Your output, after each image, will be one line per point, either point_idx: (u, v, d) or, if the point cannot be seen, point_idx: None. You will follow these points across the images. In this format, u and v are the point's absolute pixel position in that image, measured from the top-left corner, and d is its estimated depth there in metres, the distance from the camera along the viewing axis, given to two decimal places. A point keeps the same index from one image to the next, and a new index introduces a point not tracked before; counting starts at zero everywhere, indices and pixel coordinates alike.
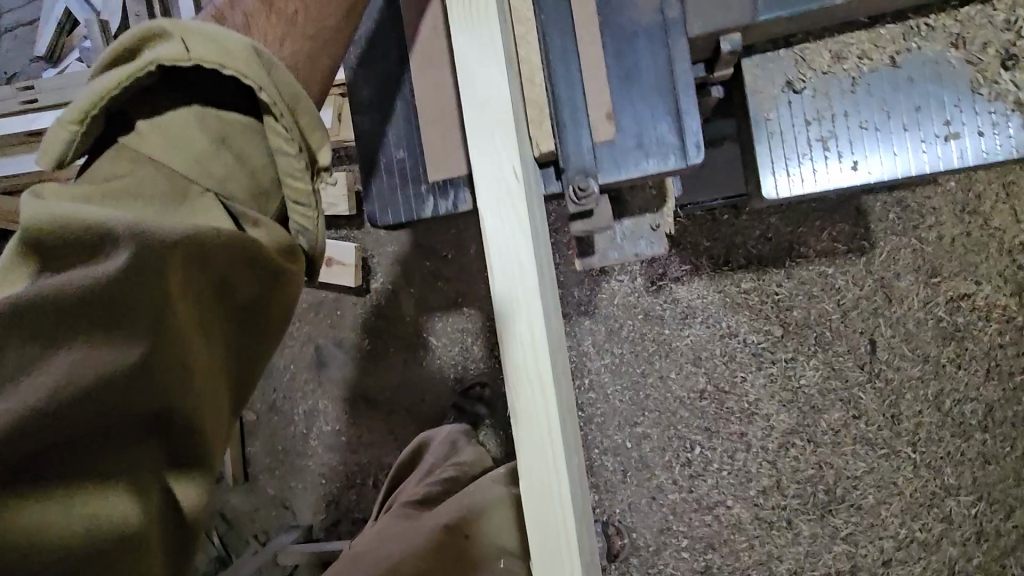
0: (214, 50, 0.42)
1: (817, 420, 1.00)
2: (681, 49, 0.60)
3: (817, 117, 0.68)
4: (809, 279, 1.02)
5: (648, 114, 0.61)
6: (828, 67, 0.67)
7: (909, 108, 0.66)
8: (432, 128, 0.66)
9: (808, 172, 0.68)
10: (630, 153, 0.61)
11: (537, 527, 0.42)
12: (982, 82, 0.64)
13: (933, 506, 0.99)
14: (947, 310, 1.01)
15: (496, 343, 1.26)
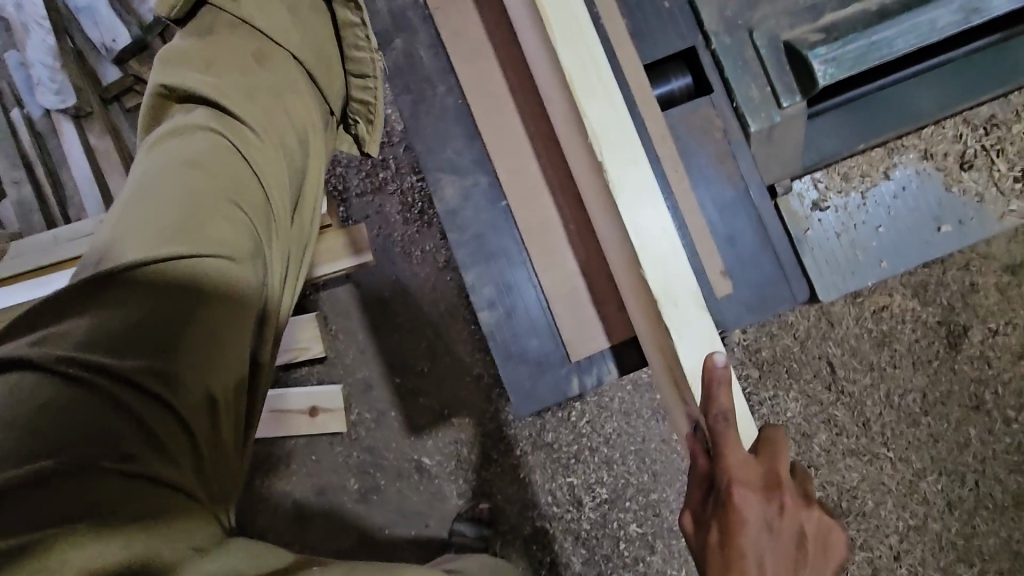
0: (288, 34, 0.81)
1: (809, 445, 1.13)
2: (765, 205, 0.86)
3: (843, 229, 0.89)
4: (768, 322, 1.15)
5: (757, 270, 0.86)
6: (841, 187, 0.90)
7: (908, 212, 0.91)
8: (566, 316, 0.87)
9: (848, 273, 0.88)
10: (747, 297, 0.85)
11: (660, 285, 0.60)
12: (952, 182, 0.91)
13: (913, 492, 1.14)
14: (873, 320, 1.18)
15: (493, 447, 1.23)
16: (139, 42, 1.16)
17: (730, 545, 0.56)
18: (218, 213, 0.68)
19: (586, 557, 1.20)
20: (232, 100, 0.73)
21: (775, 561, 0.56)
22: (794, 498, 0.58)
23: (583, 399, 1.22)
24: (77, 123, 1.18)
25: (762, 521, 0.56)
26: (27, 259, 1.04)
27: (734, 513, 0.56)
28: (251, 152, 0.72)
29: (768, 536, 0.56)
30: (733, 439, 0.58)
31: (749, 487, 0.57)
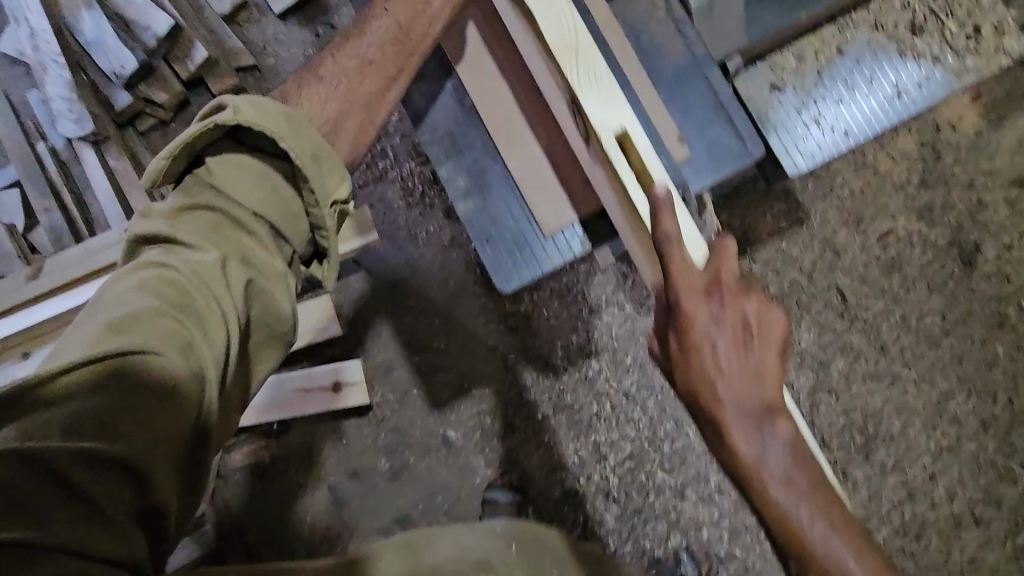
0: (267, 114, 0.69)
1: (828, 372, 1.13)
2: (711, 69, 0.89)
3: (803, 105, 0.97)
4: (772, 257, 1.16)
5: (707, 133, 0.86)
6: (797, 66, 0.97)
7: (865, 81, 0.97)
8: (543, 205, 0.92)
9: (815, 146, 0.96)
10: (706, 162, 0.86)
11: (560, 44, 0.75)
12: (904, 49, 0.97)
13: (942, 413, 1.12)
14: (881, 246, 1.18)
15: (515, 413, 1.26)
16: (146, 65, 1.25)
17: (685, 339, 0.66)
18: (156, 330, 0.54)
19: (618, 512, 1.20)
20: (199, 244, 0.63)
21: (717, 325, 0.65)
22: (733, 287, 0.66)
23: (598, 356, 1.25)
24: (97, 148, 1.26)
25: (708, 313, 0.65)
26: (64, 271, 1.12)
27: (685, 317, 0.66)
28: (203, 310, 0.57)
29: (715, 319, 0.65)
30: (679, 263, 0.66)
31: (693, 288, 0.65)
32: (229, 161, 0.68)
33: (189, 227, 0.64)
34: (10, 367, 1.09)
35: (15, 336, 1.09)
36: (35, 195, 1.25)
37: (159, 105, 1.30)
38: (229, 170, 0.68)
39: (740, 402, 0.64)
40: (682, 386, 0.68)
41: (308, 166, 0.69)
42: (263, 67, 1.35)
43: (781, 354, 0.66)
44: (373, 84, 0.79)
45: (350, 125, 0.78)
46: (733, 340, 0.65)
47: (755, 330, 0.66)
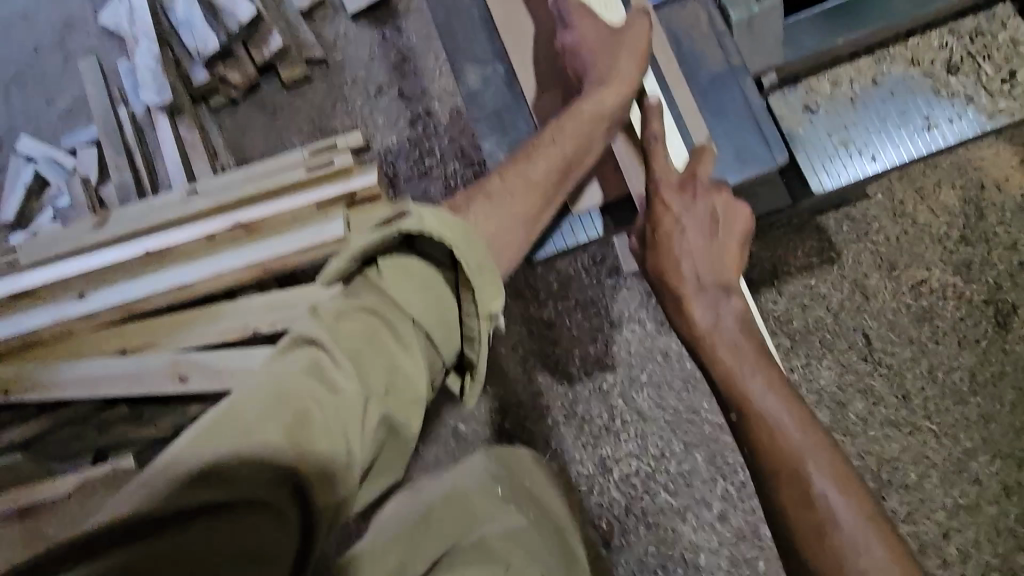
0: (446, 228, 0.67)
1: (845, 413, 1.11)
2: (749, 85, 0.90)
3: (835, 129, 0.91)
4: (799, 291, 1.16)
5: (735, 135, 0.89)
6: (832, 93, 0.92)
7: (897, 113, 0.91)
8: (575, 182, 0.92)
9: (844, 169, 0.90)
10: (733, 162, 0.88)
11: None
12: (942, 88, 0.91)
13: (962, 471, 1.09)
14: (913, 295, 1.17)
15: (526, 414, 1.27)
16: (226, 48, 1.36)
17: (661, 229, 0.83)
18: (297, 430, 0.52)
19: (620, 527, 1.20)
20: (344, 364, 0.58)
21: (685, 215, 0.82)
22: (706, 186, 0.83)
23: (614, 370, 1.26)
24: (171, 117, 1.36)
25: (682, 207, 0.82)
26: (128, 224, 1.21)
27: (663, 208, 0.82)
28: (348, 421, 0.55)
29: (685, 210, 0.82)
30: (661, 162, 0.83)
31: (671, 185, 0.82)
32: (398, 267, 0.66)
33: (348, 334, 0.60)
34: (65, 306, 1.16)
35: (75, 276, 1.17)
36: (110, 152, 1.34)
37: (232, 85, 1.40)
38: (401, 278, 0.66)
39: (698, 281, 0.82)
40: (652, 260, 0.85)
41: (472, 275, 0.67)
42: (330, 61, 1.44)
43: (739, 244, 0.84)
44: (523, 230, 0.80)
45: (510, 241, 0.78)
46: (699, 229, 0.83)
47: (720, 220, 0.83)
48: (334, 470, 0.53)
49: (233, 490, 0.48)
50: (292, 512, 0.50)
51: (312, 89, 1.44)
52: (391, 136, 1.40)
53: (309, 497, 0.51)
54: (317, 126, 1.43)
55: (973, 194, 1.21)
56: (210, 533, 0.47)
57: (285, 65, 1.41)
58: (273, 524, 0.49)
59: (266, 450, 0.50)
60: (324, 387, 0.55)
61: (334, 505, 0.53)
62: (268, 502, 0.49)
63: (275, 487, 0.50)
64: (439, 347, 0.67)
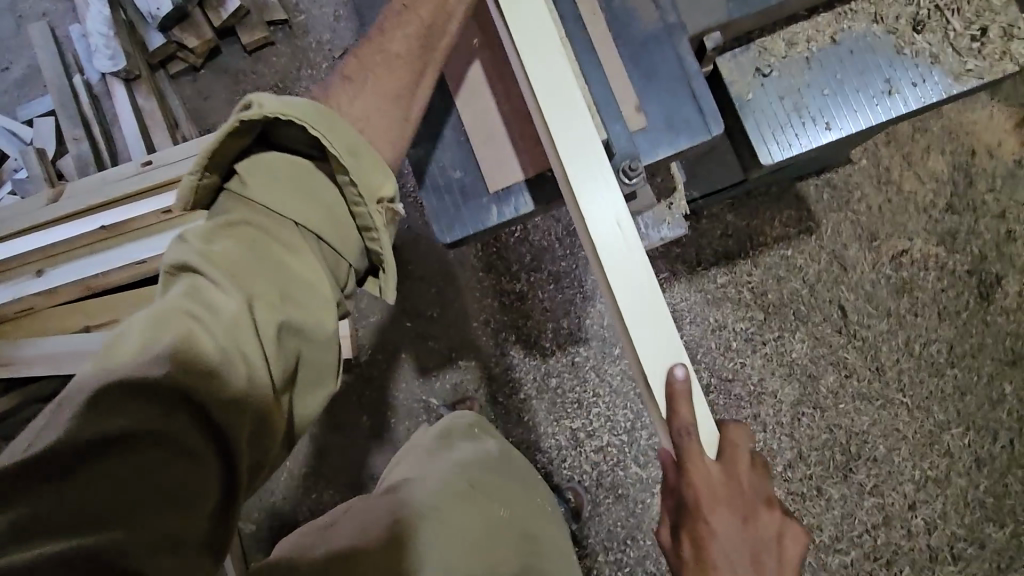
0: (290, 108, 0.54)
1: (816, 386, 1.09)
2: (684, 45, 0.74)
3: (787, 92, 0.78)
4: (774, 262, 1.13)
5: (669, 103, 0.73)
6: (786, 53, 0.78)
7: (857, 73, 0.77)
8: (486, 149, 0.79)
9: (794, 140, 0.77)
10: (663, 135, 0.73)
11: None
12: (902, 44, 0.77)
13: (934, 443, 1.08)
14: (893, 267, 1.14)
15: (497, 387, 1.26)
16: (180, 10, 1.29)
17: (702, 561, 0.59)
18: (188, 341, 0.44)
19: (591, 497, 1.20)
20: (223, 281, 0.47)
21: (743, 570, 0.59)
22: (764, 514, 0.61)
23: (587, 344, 1.24)
24: (128, 85, 1.30)
25: (730, 529, 0.59)
26: (80, 199, 1.16)
27: (705, 537, 0.59)
28: (242, 335, 0.46)
29: (740, 552, 0.59)
30: (715, 508, 0.59)
31: (715, 499, 0.60)
32: (255, 166, 0.54)
33: (229, 253, 0.49)
34: (21, 284, 1.12)
35: (28, 254, 1.12)
36: (66, 123, 1.29)
37: (190, 50, 1.34)
38: (260, 181, 0.53)
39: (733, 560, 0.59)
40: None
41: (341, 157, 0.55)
42: (293, 24, 1.37)
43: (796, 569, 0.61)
44: (398, 111, 0.64)
45: (385, 124, 0.63)
46: (738, 536, 0.59)
47: (773, 551, 0.60)
48: (242, 396, 0.45)
49: (138, 414, 0.41)
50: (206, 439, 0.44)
51: (275, 53, 1.38)
52: None
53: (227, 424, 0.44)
54: (281, 92, 1.36)
55: (963, 161, 1.16)
56: (123, 462, 0.41)
57: (245, 29, 1.35)
58: (183, 454, 0.42)
59: (157, 376, 0.42)
60: (200, 305, 0.46)
61: (256, 422, 0.47)
62: (178, 430, 0.43)
63: (181, 413, 0.43)
64: (338, 247, 0.55)
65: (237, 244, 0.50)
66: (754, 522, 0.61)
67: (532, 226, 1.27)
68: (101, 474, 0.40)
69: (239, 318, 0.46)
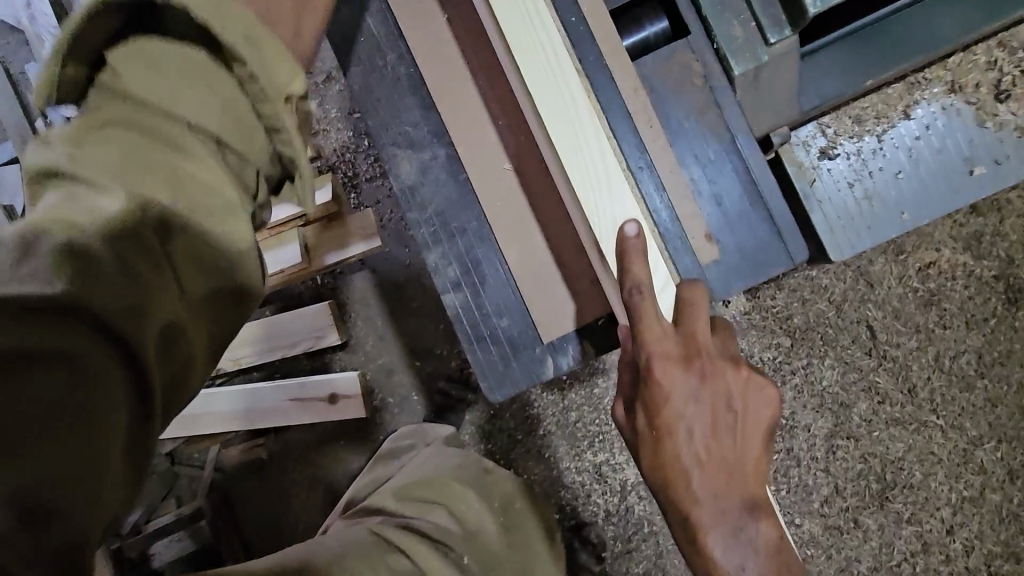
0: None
1: (848, 415, 1.06)
2: (754, 157, 0.78)
3: (858, 177, 0.84)
4: (799, 285, 1.08)
5: (740, 226, 0.78)
6: (853, 133, 0.86)
7: (933, 153, 0.85)
8: (534, 293, 0.85)
9: (862, 225, 0.83)
10: (737, 261, 0.78)
11: None
12: (986, 117, 0.85)
13: (967, 461, 1.06)
14: (919, 279, 1.09)
15: (517, 425, 1.22)
16: None
17: (659, 417, 0.69)
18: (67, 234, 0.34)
19: (621, 533, 1.18)
20: (107, 186, 0.35)
21: (697, 417, 0.69)
22: (723, 375, 0.70)
23: (606, 374, 1.20)
24: None
25: (686, 387, 0.68)
26: None
27: (665, 400, 0.68)
28: (148, 249, 0.36)
29: (694, 405, 0.69)
30: (670, 371, 0.68)
31: (671, 362, 0.68)
32: (133, 55, 0.37)
33: (105, 163, 0.36)
34: None
35: None
36: None
37: None
38: (130, 71, 0.37)
39: (686, 419, 0.69)
40: (653, 454, 0.71)
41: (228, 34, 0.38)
42: None
43: (750, 421, 0.72)
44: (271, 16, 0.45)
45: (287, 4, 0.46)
46: (698, 399, 0.69)
47: (730, 402, 0.71)
48: (149, 314, 0.36)
49: (20, 338, 0.33)
50: (110, 352, 0.35)
51: None
52: (345, 130, 1.25)
53: (134, 350, 0.36)
54: None
55: None
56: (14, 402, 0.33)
57: None
58: (77, 400, 0.35)
59: (50, 294, 0.33)
60: (80, 207, 0.34)
61: (167, 351, 0.38)
62: (74, 356, 0.34)
63: (81, 336, 0.34)
64: (253, 165, 0.41)
65: (116, 144, 0.36)
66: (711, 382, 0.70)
67: None
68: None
69: (131, 220, 0.35)
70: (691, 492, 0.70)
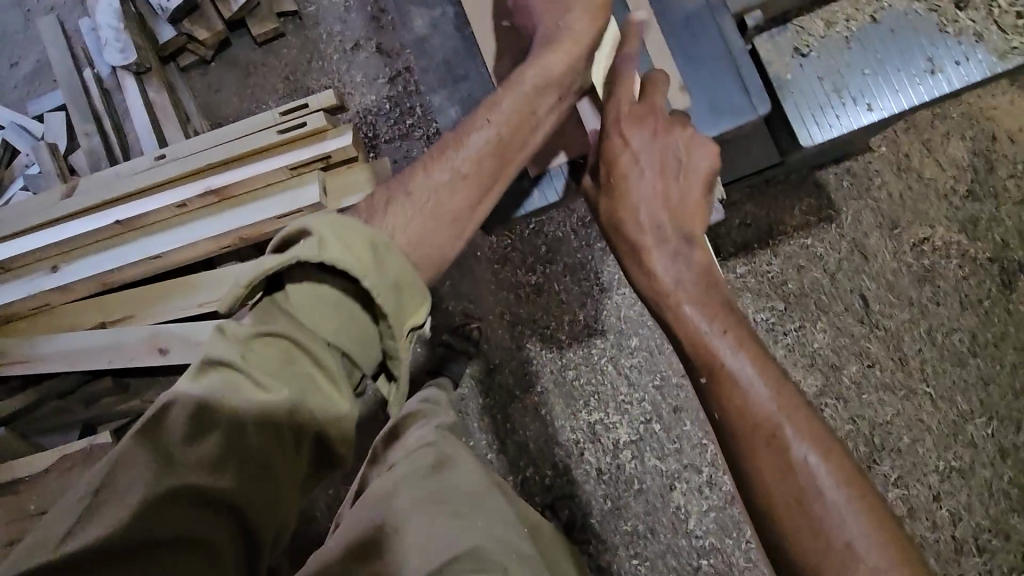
0: (359, 251, 0.57)
1: (838, 377, 1.08)
2: (726, 21, 0.79)
3: (828, 73, 0.78)
4: (795, 252, 1.11)
5: (712, 81, 0.78)
6: (825, 31, 0.78)
7: (901, 49, 0.77)
8: None
9: (834, 119, 0.77)
10: (708, 117, 0.77)
11: None
12: (947, 22, 0.76)
13: (957, 434, 1.07)
14: (914, 255, 1.12)
15: (516, 379, 1.25)
16: (190, 2, 1.27)
17: (613, 167, 0.73)
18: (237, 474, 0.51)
19: (609, 492, 1.19)
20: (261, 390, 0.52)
21: (648, 161, 0.72)
22: (680, 133, 0.72)
23: (604, 336, 1.23)
24: (138, 78, 1.29)
25: (640, 139, 0.72)
26: (92, 194, 1.14)
27: (621, 144, 0.73)
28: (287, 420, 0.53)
29: (647, 153, 0.72)
30: (626, 126, 0.73)
31: (627, 119, 0.73)
32: (312, 294, 0.56)
33: (265, 362, 0.53)
34: (37, 280, 1.13)
35: (44, 249, 1.12)
36: (79, 119, 1.28)
37: (200, 42, 1.33)
38: (308, 301, 0.56)
39: (638, 169, 0.72)
40: (608, 205, 0.74)
41: (383, 295, 0.57)
42: (303, 14, 1.37)
43: (704, 184, 0.72)
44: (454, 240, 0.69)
45: (437, 256, 0.68)
46: (651, 152, 0.72)
47: (684, 161, 0.72)
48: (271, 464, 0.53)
49: (202, 521, 0.50)
50: (233, 536, 0.52)
51: (285, 45, 1.37)
52: (370, 94, 1.33)
53: (247, 513, 0.52)
54: (293, 84, 1.36)
55: (984, 146, 1.14)
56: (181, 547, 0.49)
57: (255, 20, 1.34)
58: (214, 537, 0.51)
59: (218, 491, 0.51)
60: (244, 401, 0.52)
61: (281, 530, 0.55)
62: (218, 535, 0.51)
63: (216, 522, 0.51)
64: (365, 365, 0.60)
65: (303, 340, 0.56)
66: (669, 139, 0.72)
67: (547, 217, 1.26)
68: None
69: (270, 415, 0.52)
70: (638, 234, 0.72)
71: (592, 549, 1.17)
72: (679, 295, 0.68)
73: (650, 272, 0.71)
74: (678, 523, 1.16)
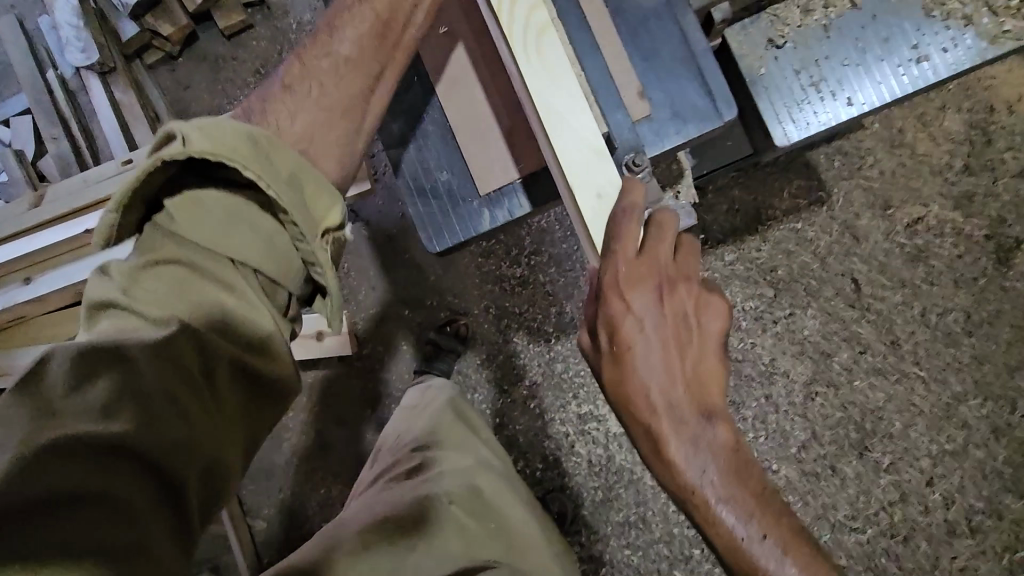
0: (235, 144, 0.52)
1: (829, 363, 1.06)
2: (686, 18, 0.76)
3: (803, 66, 0.80)
4: (784, 237, 1.08)
5: (673, 84, 0.75)
6: (801, 23, 0.80)
7: (880, 41, 0.79)
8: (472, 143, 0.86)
9: (811, 114, 0.79)
10: (670, 122, 0.75)
11: None
12: (933, 7, 0.78)
13: (950, 416, 1.05)
14: (907, 235, 1.09)
15: (503, 375, 1.23)
16: None
17: (618, 336, 0.62)
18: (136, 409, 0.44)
19: (600, 484, 1.18)
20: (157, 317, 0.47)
21: (657, 327, 0.62)
22: (682, 291, 0.65)
23: None
24: (103, 78, 1.25)
25: (647, 308, 0.62)
26: (63, 203, 1.13)
27: (626, 312, 0.62)
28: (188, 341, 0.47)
29: (652, 315, 0.62)
30: (625, 266, 0.62)
31: (634, 286, 0.62)
32: (196, 206, 0.51)
33: (155, 291, 0.48)
34: (10, 292, 1.09)
35: (16, 260, 1.09)
36: (44, 124, 1.24)
37: (165, 38, 1.28)
38: (194, 216, 0.51)
39: (649, 343, 0.62)
40: (629, 413, 0.64)
41: (280, 189, 0.53)
42: (271, 4, 1.31)
43: (713, 343, 0.65)
44: (349, 126, 0.63)
45: (330, 141, 0.62)
46: (660, 315, 0.63)
47: (692, 324, 0.65)
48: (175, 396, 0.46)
49: (94, 476, 0.42)
50: (143, 479, 0.45)
51: (254, 37, 1.32)
52: None
53: (152, 454, 0.45)
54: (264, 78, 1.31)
55: (981, 118, 1.10)
56: (78, 504, 0.41)
57: (221, 12, 1.28)
58: (121, 487, 0.43)
59: (112, 432, 0.43)
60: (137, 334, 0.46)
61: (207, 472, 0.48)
62: (120, 489, 0.43)
63: (117, 467, 0.43)
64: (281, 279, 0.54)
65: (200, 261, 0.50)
66: (670, 291, 0.64)
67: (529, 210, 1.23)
68: (33, 542, 0.39)
69: (171, 342, 0.46)
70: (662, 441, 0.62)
71: (584, 539, 1.18)
72: (702, 479, 0.61)
73: (655, 436, 0.62)
74: (671, 512, 1.16)
